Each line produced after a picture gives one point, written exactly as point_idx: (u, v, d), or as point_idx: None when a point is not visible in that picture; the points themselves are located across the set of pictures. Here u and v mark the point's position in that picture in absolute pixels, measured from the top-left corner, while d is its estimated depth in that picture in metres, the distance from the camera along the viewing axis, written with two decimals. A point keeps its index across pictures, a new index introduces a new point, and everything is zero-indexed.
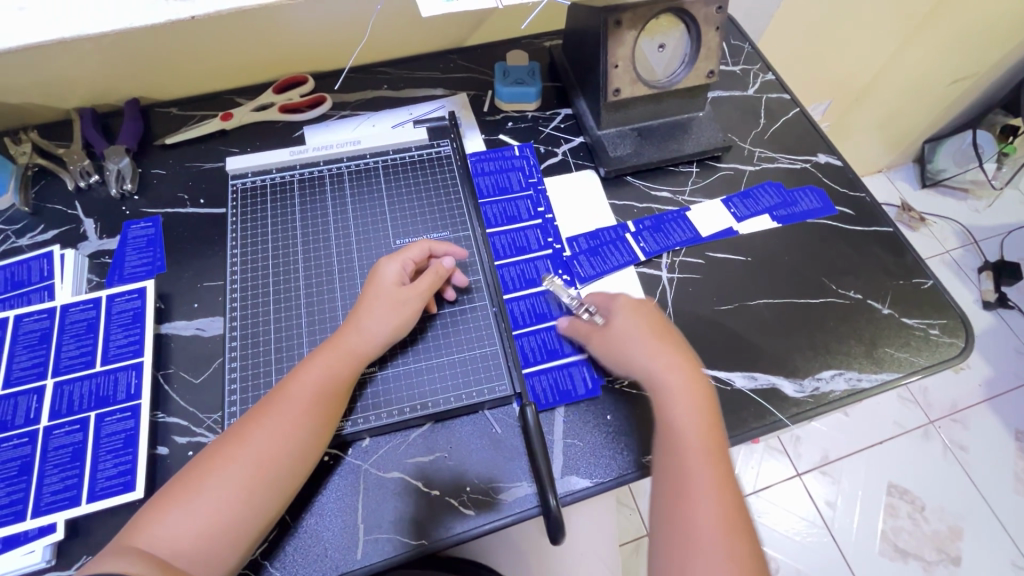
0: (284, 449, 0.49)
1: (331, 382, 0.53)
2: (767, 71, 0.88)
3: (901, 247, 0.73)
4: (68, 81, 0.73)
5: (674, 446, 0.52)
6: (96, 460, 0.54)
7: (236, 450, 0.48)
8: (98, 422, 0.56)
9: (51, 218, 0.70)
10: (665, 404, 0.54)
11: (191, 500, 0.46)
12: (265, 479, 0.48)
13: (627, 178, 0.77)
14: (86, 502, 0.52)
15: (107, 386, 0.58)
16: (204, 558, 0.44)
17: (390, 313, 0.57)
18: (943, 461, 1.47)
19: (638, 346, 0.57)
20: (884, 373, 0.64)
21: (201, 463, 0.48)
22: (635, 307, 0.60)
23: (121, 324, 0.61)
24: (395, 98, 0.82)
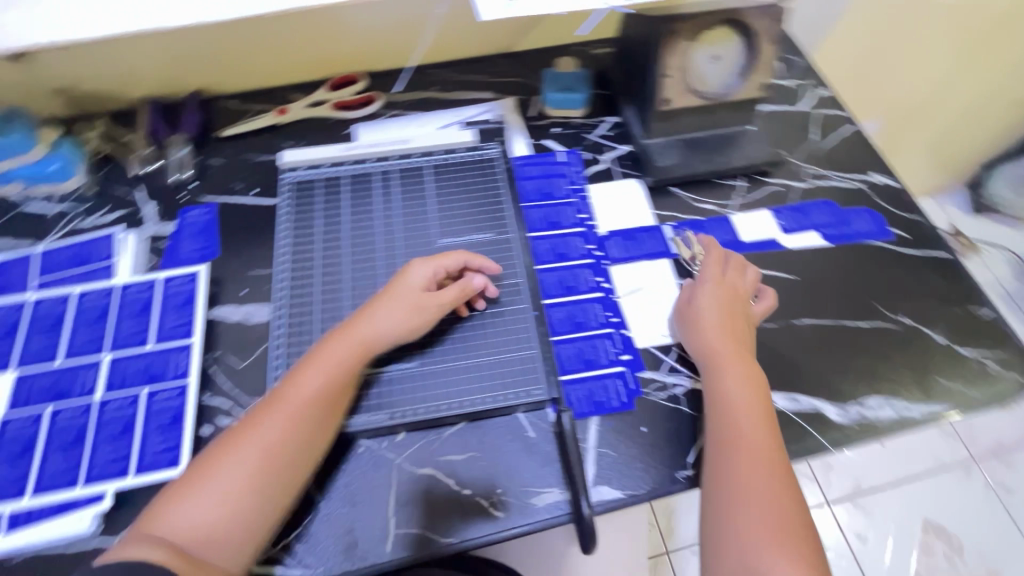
0: (295, 444, 0.50)
1: (339, 378, 0.53)
2: (821, 86, 0.86)
3: (958, 273, 0.70)
4: (138, 72, 0.77)
5: (723, 412, 0.54)
6: (145, 435, 0.56)
7: (244, 445, 0.49)
8: (148, 398, 0.58)
9: (114, 201, 0.73)
10: (721, 372, 0.57)
11: (200, 494, 0.47)
12: (274, 473, 0.49)
13: (671, 189, 0.76)
14: (134, 475, 0.55)
15: (158, 364, 0.60)
16: (217, 550, 0.45)
17: (404, 316, 0.57)
18: (986, 501, 1.43)
19: (701, 323, 0.61)
20: (936, 404, 0.61)
21: (211, 458, 0.49)
22: (717, 283, 0.63)
23: (174, 305, 0.64)
24: (443, 100, 0.83)
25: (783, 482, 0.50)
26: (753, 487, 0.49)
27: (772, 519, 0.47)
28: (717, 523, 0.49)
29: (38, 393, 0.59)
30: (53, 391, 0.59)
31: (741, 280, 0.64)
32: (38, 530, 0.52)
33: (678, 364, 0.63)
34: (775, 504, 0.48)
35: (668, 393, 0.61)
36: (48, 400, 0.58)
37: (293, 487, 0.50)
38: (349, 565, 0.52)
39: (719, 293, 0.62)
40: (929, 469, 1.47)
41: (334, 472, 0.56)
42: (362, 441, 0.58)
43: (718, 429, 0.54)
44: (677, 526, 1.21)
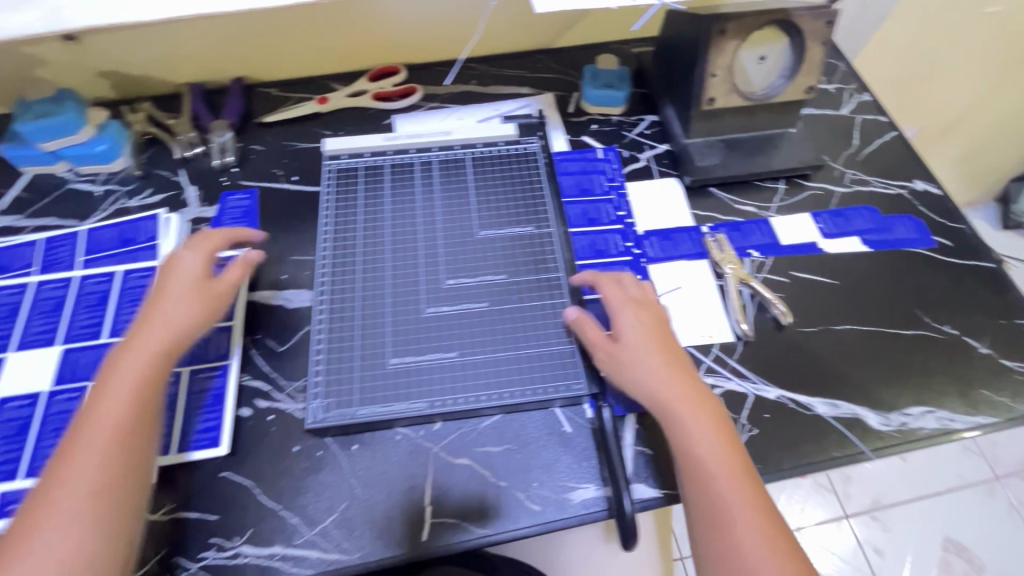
0: (120, 458, 0.46)
1: (146, 376, 0.50)
2: (863, 92, 0.85)
3: (1004, 285, 0.69)
4: (183, 57, 0.78)
5: (706, 482, 0.48)
6: (185, 415, 0.57)
7: (64, 484, 0.44)
8: (190, 377, 0.59)
9: (157, 182, 0.74)
10: (679, 426, 0.51)
11: (26, 555, 0.41)
12: (114, 491, 0.45)
13: (711, 190, 0.76)
14: (176, 453, 0.55)
15: (200, 345, 0.61)
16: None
17: (196, 299, 0.56)
18: (1009, 521, 1.40)
19: (640, 363, 0.54)
20: (980, 416, 0.60)
21: (29, 514, 0.43)
22: (638, 312, 0.57)
23: None
24: (482, 94, 0.83)
25: (790, 553, 0.45)
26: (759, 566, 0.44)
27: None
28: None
29: (82, 368, 0.59)
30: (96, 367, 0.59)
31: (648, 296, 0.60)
32: None
33: (716, 364, 0.63)
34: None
35: None
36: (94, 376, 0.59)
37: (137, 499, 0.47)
38: (386, 551, 0.52)
39: (641, 323, 0.57)
40: (950, 486, 1.45)
41: (372, 457, 0.57)
42: (399, 429, 0.58)
43: (707, 505, 0.47)
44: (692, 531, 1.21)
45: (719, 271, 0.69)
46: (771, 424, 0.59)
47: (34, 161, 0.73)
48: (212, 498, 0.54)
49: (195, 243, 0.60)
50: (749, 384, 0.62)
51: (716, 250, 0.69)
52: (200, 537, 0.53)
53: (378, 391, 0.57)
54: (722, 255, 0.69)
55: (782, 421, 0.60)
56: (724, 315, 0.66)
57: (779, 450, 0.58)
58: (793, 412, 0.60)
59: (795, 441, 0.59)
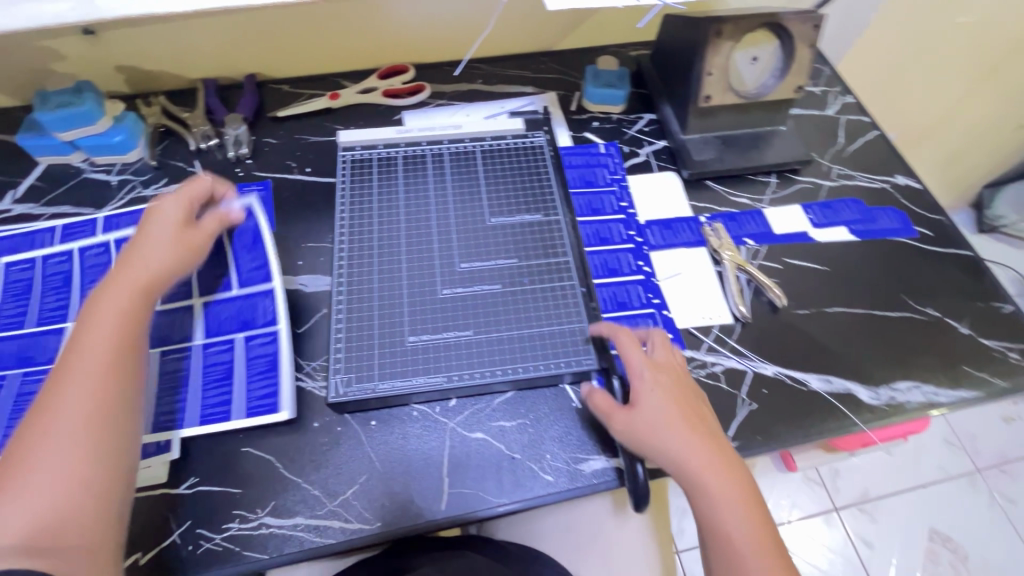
0: (104, 395, 0.48)
1: (127, 318, 0.52)
2: (847, 94, 0.91)
3: (981, 271, 0.73)
4: (199, 54, 0.80)
5: (731, 552, 0.50)
6: (246, 381, 0.59)
7: (47, 426, 0.45)
8: (245, 343, 0.61)
9: (172, 172, 0.76)
10: (708, 501, 0.51)
11: (15, 489, 0.43)
12: (104, 428, 0.47)
13: (707, 183, 0.79)
14: (238, 417, 0.57)
15: (248, 309, 0.62)
16: (79, 517, 0.43)
17: (173, 245, 0.58)
18: (990, 512, 1.45)
19: (664, 432, 0.53)
20: (962, 390, 0.64)
21: (15, 453, 0.44)
22: (660, 378, 0.56)
23: (244, 248, 0.66)
24: (488, 92, 0.87)
25: None
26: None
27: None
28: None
29: None
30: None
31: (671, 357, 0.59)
32: None
33: (718, 344, 0.66)
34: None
35: (708, 370, 0.64)
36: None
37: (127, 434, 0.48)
38: (406, 521, 0.54)
39: (662, 387, 0.55)
40: (935, 479, 1.49)
41: (390, 433, 0.58)
42: (415, 405, 0.60)
43: None
44: (687, 526, 1.24)
45: (715, 257, 0.72)
46: (769, 399, 0.63)
47: (50, 151, 0.74)
48: (235, 473, 0.56)
49: (173, 191, 0.62)
50: (748, 362, 0.65)
51: (712, 238, 0.73)
52: (224, 509, 0.54)
53: (397, 367, 0.59)
54: (718, 242, 0.73)
55: (780, 396, 0.63)
56: (722, 299, 0.69)
57: (778, 422, 0.61)
58: (789, 387, 0.63)
59: (792, 415, 0.62)
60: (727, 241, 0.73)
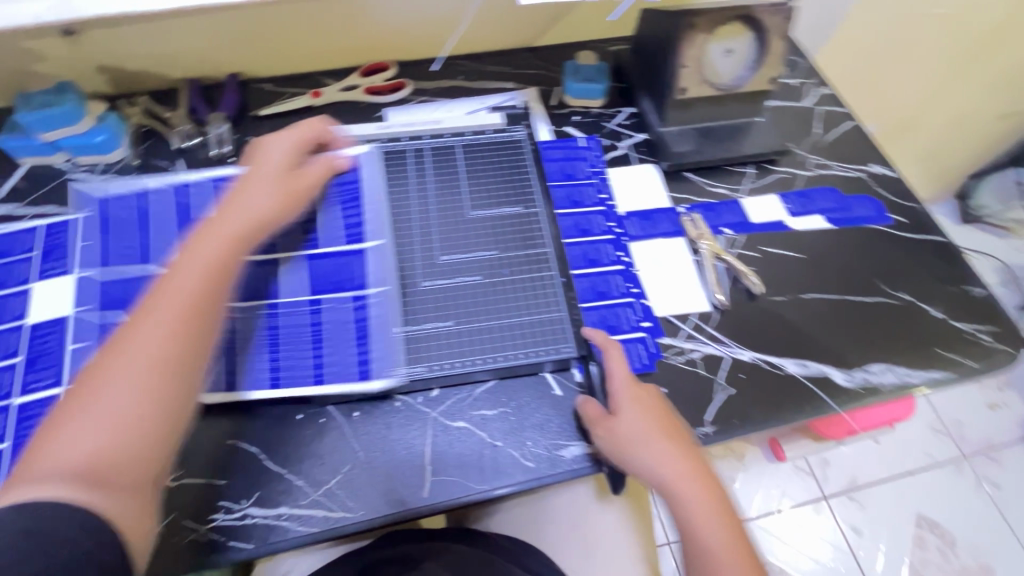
0: (180, 342, 0.48)
1: (217, 267, 0.53)
2: (823, 85, 0.92)
3: (954, 255, 0.75)
4: (181, 53, 0.81)
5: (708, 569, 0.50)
6: (340, 344, 0.60)
7: (128, 358, 0.46)
8: (341, 302, 0.62)
9: (155, 171, 0.77)
10: (681, 511, 0.53)
11: (87, 413, 0.44)
12: (172, 374, 0.47)
13: (686, 174, 0.81)
14: (318, 385, 0.59)
15: (341, 269, 0.64)
16: (132, 455, 0.44)
17: (275, 192, 0.61)
18: (976, 497, 1.48)
19: (639, 445, 0.54)
20: (933, 372, 0.66)
21: (95, 376, 0.46)
22: (635, 391, 0.57)
23: (349, 201, 0.68)
24: (469, 89, 0.88)
25: None
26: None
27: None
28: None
29: (91, 347, 0.61)
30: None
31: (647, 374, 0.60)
32: None
33: (696, 332, 0.67)
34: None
35: (686, 357, 0.65)
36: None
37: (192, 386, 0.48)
38: (389, 509, 0.55)
39: (640, 404, 0.56)
40: (922, 465, 1.51)
41: (373, 424, 0.59)
42: (398, 397, 0.61)
43: None
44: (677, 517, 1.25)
45: (694, 246, 0.74)
46: (746, 383, 0.64)
47: (33, 151, 0.74)
48: (219, 465, 0.57)
49: (288, 132, 0.66)
50: (725, 348, 0.66)
51: (690, 228, 0.74)
52: (210, 501, 0.55)
53: (383, 357, 0.60)
54: (696, 232, 0.74)
55: (757, 381, 0.64)
56: (700, 287, 0.71)
57: (754, 406, 0.63)
58: (765, 371, 0.65)
59: (768, 399, 0.63)
60: (705, 231, 0.74)
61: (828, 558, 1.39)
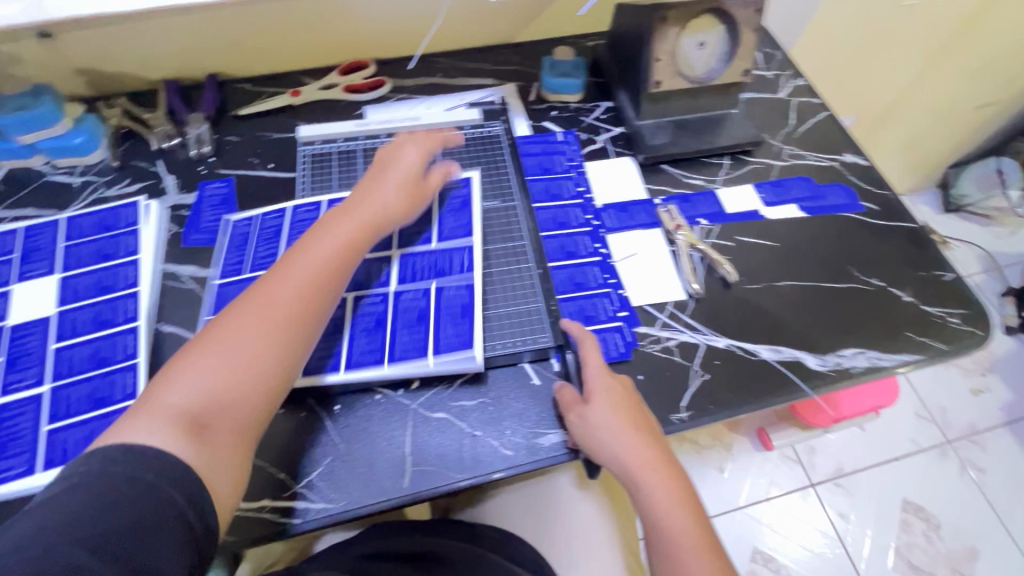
0: (302, 316, 0.52)
1: (344, 249, 0.57)
2: (798, 77, 0.93)
3: (925, 241, 0.76)
4: (159, 54, 0.81)
5: (671, 558, 0.51)
6: (438, 326, 0.62)
7: (261, 316, 0.50)
8: (438, 290, 0.64)
9: (135, 172, 0.77)
10: (647, 500, 0.54)
11: (213, 359, 0.47)
12: (292, 343, 0.50)
13: (662, 167, 0.82)
14: (389, 364, 0.60)
15: (445, 261, 0.67)
16: (232, 416, 0.46)
17: (400, 188, 0.64)
18: (960, 481, 1.50)
19: (609, 435, 0.55)
20: (904, 355, 0.67)
21: (226, 322, 0.49)
22: (609, 381, 0.58)
23: (451, 209, 0.71)
24: (448, 86, 0.89)
25: None
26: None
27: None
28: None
29: (72, 347, 0.61)
30: (94, 357, 0.61)
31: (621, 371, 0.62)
32: None
33: (671, 319, 0.68)
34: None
35: (662, 345, 0.67)
36: (88, 363, 0.60)
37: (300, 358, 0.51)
38: (369, 499, 0.56)
39: (613, 399, 0.57)
40: (908, 451, 1.54)
41: (353, 416, 0.60)
42: (379, 389, 0.62)
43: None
44: None
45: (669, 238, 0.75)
46: (721, 369, 0.65)
47: (11, 155, 0.74)
48: None
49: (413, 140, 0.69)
50: (700, 335, 0.67)
51: (666, 220, 0.75)
52: None
53: (369, 352, 0.60)
54: (671, 224, 0.75)
55: (731, 367, 0.65)
56: (676, 277, 0.72)
57: (729, 391, 0.64)
58: (740, 358, 0.66)
59: (741, 384, 0.64)
60: (681, 223, 0.75)
61: (816, 544, 1.41)
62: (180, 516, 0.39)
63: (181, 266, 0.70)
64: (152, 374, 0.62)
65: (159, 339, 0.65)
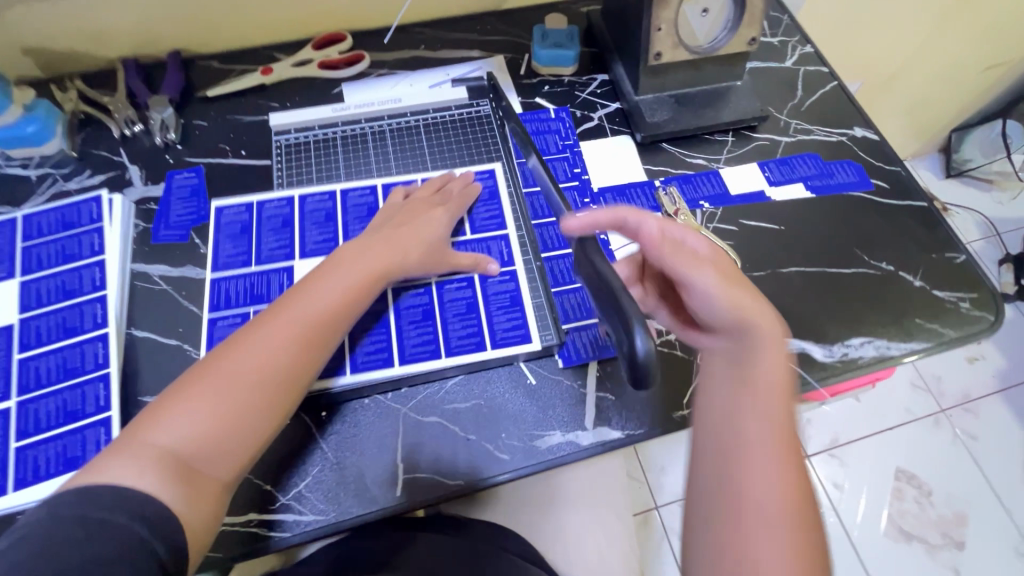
0: (289, 361, 0.51)
1: (345, 294, 0.56)
2: (806, 43, 0.87)
3: (936, 221, 0.73)
4: (114, 30, 0.74)
5: (742, 375, 0.47)
6: (490, 315, 0.62)
7: (250, 361, 0.50)
8: (482, 282, 0.64)
9: (96, 163, 0.72)
10: (737, 325, 0.49)
11: (198, 405, 0.47)
12: (279, 393, 0.50)
13: (661, 145, 0.77)
14: (446, 355, 0.60)
15: (483, 251, 0.66)
16: (215, 465, 0.46)
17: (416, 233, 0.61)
18: (952, 448, 1.52)
19: (698, 268, 0.51)
20: (913, 343, 0.65)
21: (216, 363, 0.50)
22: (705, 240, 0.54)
23: (481, 200, 0.69)
24: (432, 59, 0.82)
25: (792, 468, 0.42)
26: (765, 519, 0.40)
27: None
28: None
29: (37, 357, 0.58)
30: (62, 368, 0.57)
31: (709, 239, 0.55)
32: (46, 487, 0.52)
33: None
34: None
35: (664, 337, 0.63)
36: (55, 374, 0.57)
37: (284, 407, 0.51)
38: (361, 509, 0.54)
39: (718, 268, 0.52)
40: (902, 421, 1.55)
41: (341, 422, 0.58)
42: (368, 395, 0.59)
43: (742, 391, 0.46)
44: (665, 482, 1.27)
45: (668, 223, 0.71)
46: None
47: None
48: None
49: (443, 192, 0.67)
50: None
51: (666, 203, 0.71)
52: None
53: (373, 354, 0.59)
54: (668, 209, 0.71)
55: None
56: None
57: None
58: None
59: None
60: (680, 207, 0.71)
61: None
62: (149, 546, 0.39)
63: (150, 265, 0.65)
64: (126, 383, 0.59)
65: (131, 345, 0.61)
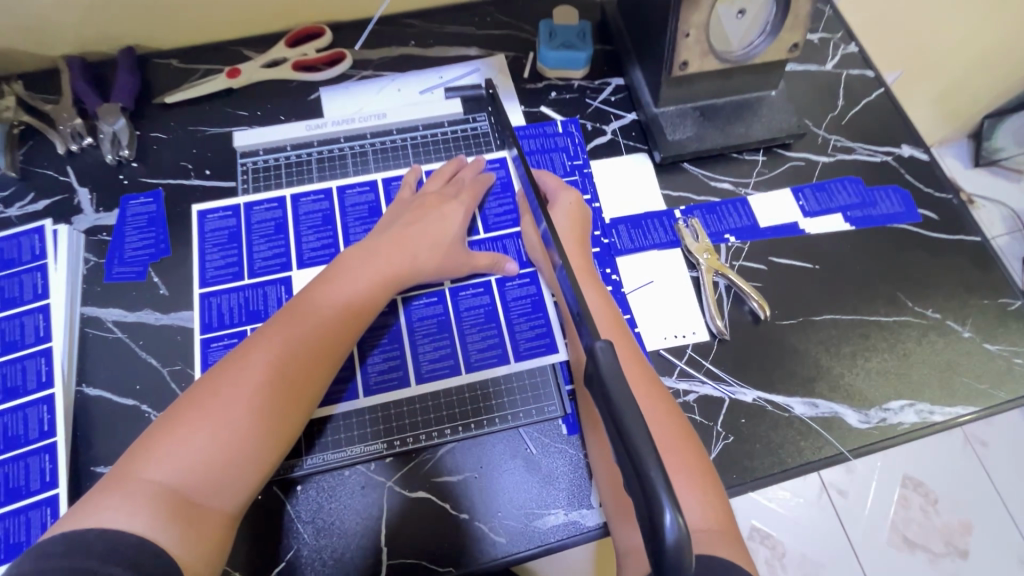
0: (297, 375, 0.47)
1: (357, 303, 0.52)
2: (850, 42, 0.77)
3: (991, 260, 0.64)
4: (55, 25, 0.64)
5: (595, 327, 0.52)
6: (510, 322, 0.59)
7: (255, 376, 0.45)
8: (500, 286, 0.60)
9: (41, 184, 0.63)
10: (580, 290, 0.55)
11: (199, 429, 0.42)
12: (289, 410, 0.46)
13: (684, 165, 0.68)
14: (466, 371, 0.56)
15: (499, 251, 0.62)
16: (219, 497, 0.42)
17: (430, 236, 0.57)
18: (960, 453, 1.22)
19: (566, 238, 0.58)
20: (958, 407, 0.58)
21: (215, 380, 0.45)
22: (576, 202, 0.61)
23: (492, 193, 0.64)
24: (423, 57, 0.72)
25: (665, 405, 0.49)
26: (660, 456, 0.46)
27: (701, 517, 0.43)
28: (631, 529, 0.45)
29: None
30: (3, 437, 0.51)
31: (563, 204, 0.60)
32: None
33: (691, 368, 0.58)
34: (709, 505, 0.44)
35: (680, 401, 0.57)
36: None
37: (294, 427, 0.46)
38: None
39: (569, 233, 0.58)
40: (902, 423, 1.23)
41: (318, 499, 0.52)
42: (349, 467, 0.53)
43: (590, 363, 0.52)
44: None
45: (689, 263, 0.63)
46: (748, 430, 0.56)
47: None
48: None
49: (457, 186, 0.62)
50: (724, 388, 0.58)
51: (687, 240, 0.63)
52: None
53: (386, 373, 0.56)
54: (692, 252, 0.63)
55: (761, 427, 0.56)
56: (700, 312, 0.61)
57: (758, 458, 0.55)
58: (771, 415, 0.57)
59: (776, 445, 0.56)
60: (705, 250, 0.62)
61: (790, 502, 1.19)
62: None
63: (104, 309, 0.58)
64: (77, 452, 0.52)
65: (81, 405, 0.54)
